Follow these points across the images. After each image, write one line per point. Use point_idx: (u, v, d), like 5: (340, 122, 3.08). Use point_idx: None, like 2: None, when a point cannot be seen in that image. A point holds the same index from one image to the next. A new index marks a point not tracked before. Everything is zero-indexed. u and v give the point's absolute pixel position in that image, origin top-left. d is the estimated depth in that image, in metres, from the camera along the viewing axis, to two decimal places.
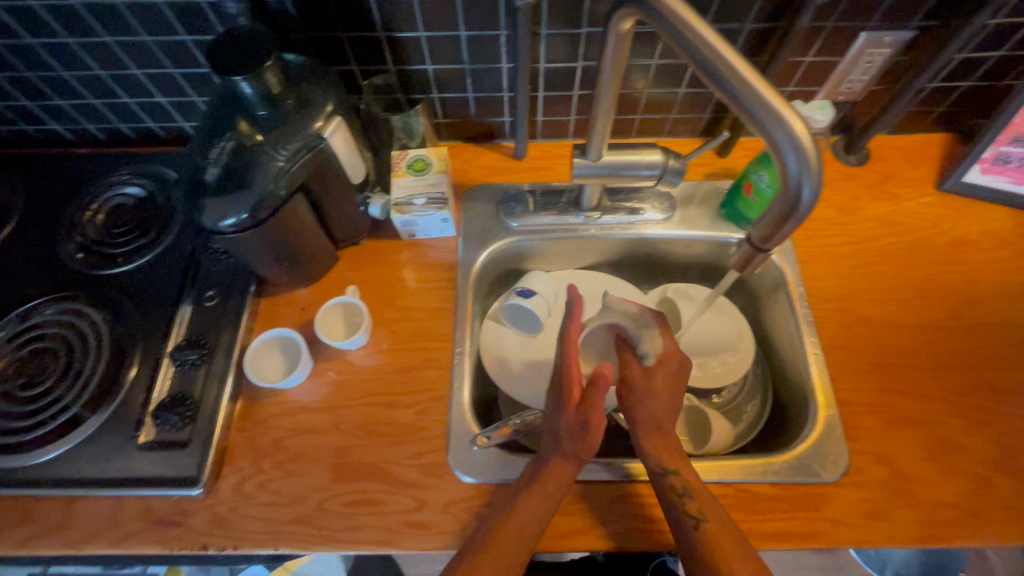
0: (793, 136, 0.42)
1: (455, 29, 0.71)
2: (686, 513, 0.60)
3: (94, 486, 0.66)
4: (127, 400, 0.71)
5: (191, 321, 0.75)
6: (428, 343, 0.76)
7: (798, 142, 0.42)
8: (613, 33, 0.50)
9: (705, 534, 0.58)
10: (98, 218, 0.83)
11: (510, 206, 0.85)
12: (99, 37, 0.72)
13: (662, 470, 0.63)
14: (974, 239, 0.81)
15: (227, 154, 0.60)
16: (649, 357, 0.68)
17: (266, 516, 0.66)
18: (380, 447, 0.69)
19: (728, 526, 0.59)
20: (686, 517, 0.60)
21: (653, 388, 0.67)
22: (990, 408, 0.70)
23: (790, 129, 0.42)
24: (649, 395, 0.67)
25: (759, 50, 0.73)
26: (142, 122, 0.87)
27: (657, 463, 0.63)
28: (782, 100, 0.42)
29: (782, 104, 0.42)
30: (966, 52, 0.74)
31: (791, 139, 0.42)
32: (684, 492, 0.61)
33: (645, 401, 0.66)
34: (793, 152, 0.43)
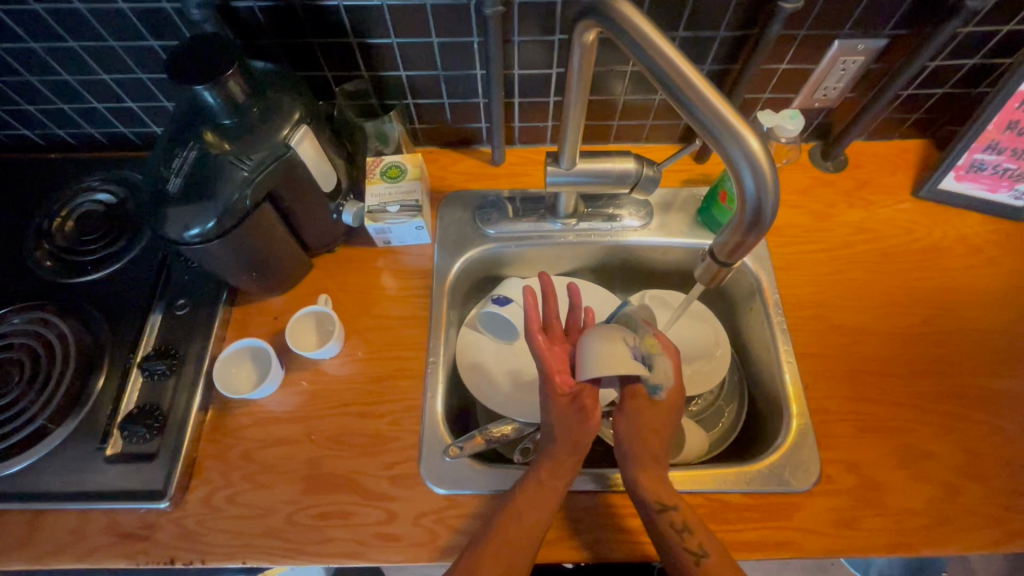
0: (750, 155, 0.42)
1: (427, 35, 0.70)
2: (685, 549, 0.59)
3: (60, 500, 0.65)
4: (95, 411, 0.70)
5: (161, 330, 0.74)
6: (401, 352, 0.76)
7: (754, 160, 0.42)
8: (578, 44, 0.51)
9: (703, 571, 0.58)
10: (69, 225, 0.82)
11: (487, 212, 0.84)
12: (64, 42, 0.71)
13: (661, 505, 0.61)
14: (948, 246, 0.81)
15: (189, 164, 0.59)
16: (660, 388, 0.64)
17: (235, 529, 0.65)
18: (352, 457, 0.69)
19: (724, 559, 0.59)
20: (686, 552, 0.59)
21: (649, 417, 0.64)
22: (962, 415, 0.70)
23: (748, 147, 0.42)
24: (644, 423, 0.64)
25: (733, 57, 0.73)
26: (113, 127, 0.85)
27: (654, 498, 0.62)
28: (740, 119, 0.42)
29: (740, 122, 0.42)
30: (939, 60, 0.74)
31: (748, 157, 0.42)
32: (685, 528, 0.60)
33: (636, 423, 0.64)
34: (751, 170, 0.43)
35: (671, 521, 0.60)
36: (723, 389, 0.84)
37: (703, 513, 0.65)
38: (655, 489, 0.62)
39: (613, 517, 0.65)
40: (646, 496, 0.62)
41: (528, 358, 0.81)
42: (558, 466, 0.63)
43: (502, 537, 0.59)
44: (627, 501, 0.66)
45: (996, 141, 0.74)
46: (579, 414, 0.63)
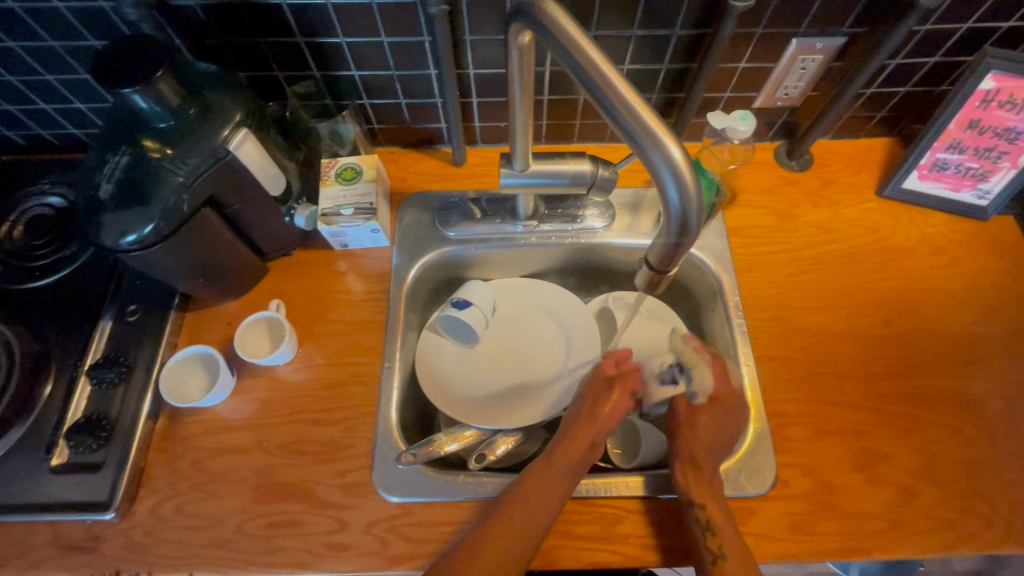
0: (671, 163, 0.41)
1: (376, 35, 0.69)
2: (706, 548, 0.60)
3: (3, 512, 0.64)
4: (41, 421, 0.68)
5: (110, 337, 0.73)
6: (356, 357, 0.74)
7: (676, 171, 0.41)
8: (514, 46, 0.50)
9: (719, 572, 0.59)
10: (17, 230, 0.80)
11: (448, 214, 0.83)
12: (2, 42, 0.69)
13: (690, 499, 0.62)
14: (911, 246, 0.80)
15: (121, 170, 0.58)
16: (699, 395, 0.70)
17: (184, 540, 0.64)
18: (304, 465, 0.68)
19: (740, 563, 0.59)
20: (707, 551, 0.60)
21: (699, 421, 0.68)
22: (919, 417, 0.70)
23: (669, 156, 0.41)
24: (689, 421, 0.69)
25: (692, 56, 0.72)
26: (63, 128, 0.83)
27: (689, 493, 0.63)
28: (662, 125, 0.41)
29: (661, 129, 0.41)
30: (900, 58, 0.73)
31: (669, 165, 0.41)
32: (709, 527, 0.60)
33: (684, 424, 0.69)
34: (673, 179, 0.42)
35: (697, 519, 0.61)
36: None
37: (657, 518, 0.65)
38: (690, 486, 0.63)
39: (571, 522, 0.64)
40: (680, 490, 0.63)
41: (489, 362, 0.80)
42: (592, 429, 0.68)
43: (516, 514, 0.60)
44: (582, 507, 0.65)
45: (958, 140, 0.74)
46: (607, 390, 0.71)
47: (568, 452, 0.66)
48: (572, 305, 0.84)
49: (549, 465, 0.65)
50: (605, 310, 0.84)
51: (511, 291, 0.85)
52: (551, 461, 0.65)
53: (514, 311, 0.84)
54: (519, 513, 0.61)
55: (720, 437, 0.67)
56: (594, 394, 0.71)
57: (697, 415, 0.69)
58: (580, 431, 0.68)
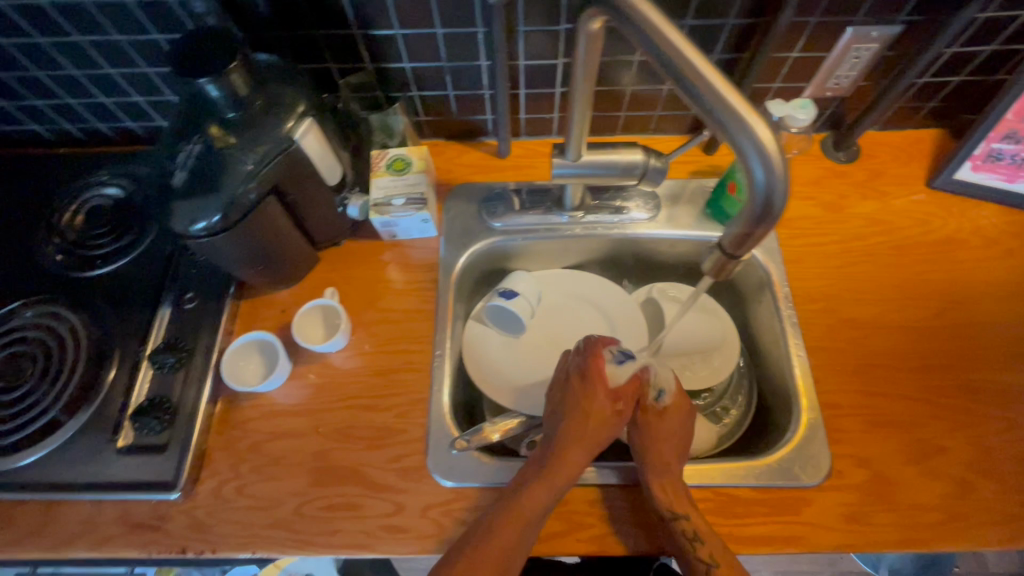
0: (758, 143, 0.41)
1: (431, 26, 0.70)
2: (697, 558, 0.59)
3: (73, 490, 0.66)
4: (106, 403, 0.70)
5: (170, 323, 0.75)
6: (407, 345, 0.76)
7: (764, 150, 0.41)
8: (583, 33, 0.50)
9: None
10: (78, 220, 0.82)
11: (493, 205, 0.83)
12: (70, 37, 0.71)
13: (673, 512, 0.61)
14: (963, 238, 0.79)
15: (193, 158, 0.59)
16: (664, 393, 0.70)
17: (245, 520, 0.66)
18: (359, 450, 0.69)
19: (732, 566, 0.59)
20: (697, 560, 0.59)
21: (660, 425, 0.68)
22: (975, 410, 0.69)
23: (757, 136, 0.41)
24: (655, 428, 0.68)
25: (743, 46, 0.72)
26: (120, 121, 0.86)
27: (669, 504, 0.61)
28: (748, 106, 0.41)
29: (748, 109, 0.41)
30: (956, 47, 0.72)
31: (756, 146, 0.41)
32: (696, 537, 0.60)
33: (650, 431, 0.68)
34: (760, 160, 0.42)
35: (682, 530, 0.60)
36: (729, 384, 0.84)
37: (710, 507, 0.65)
38: (670, 498, 0.62)
39: (621, 508, 0.65)
40: (658, 501, 0.62)
41: (534, 351, 0.81)
42: (576, 452, 0.64)
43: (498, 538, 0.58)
44: (633, 495, 0.66)
45: (1015, 129, 0.73)
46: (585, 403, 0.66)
47: (552, 477, 0.62)
48: (617, 297, 0.84)
49: (536, 491, 0.61)
50: (652, 300, 0.84)
51: (555, 282, 0.86)
52: (538, 486, 0.61)
53: (559, 301, 0.85)
54: (512, 532, 0.59)
55: (681, 443, 0.67)
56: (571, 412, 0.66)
57: (660, 420, 0.69)
58: (565, 454, 0.63)
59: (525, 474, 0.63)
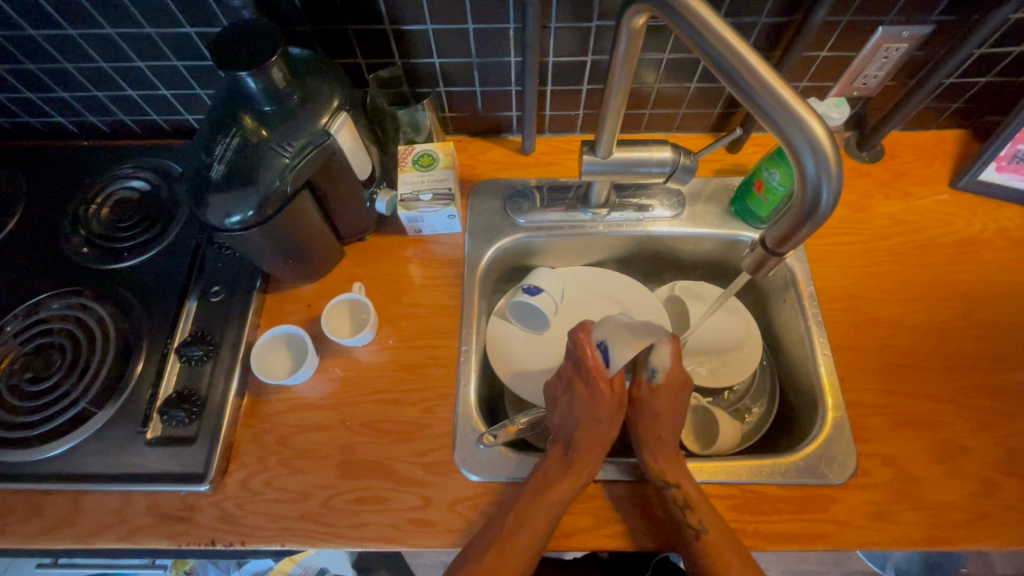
0: (814, 142, 0.41)
1: (463, 23, 0.70)
2: (686, 524, 0.61)
3: (103, 481, 0.66)
4: (135, 395, 0.71)
5: (197, 316, 0.75)
6: (433, 340, 0.76)
7: (817, 144, 0.41)
8: (626, 29, 0.50)
9: (703, 546, 0.60)
10: (103, 212, 0.83)
11: (517, 201, 0.84)
12: (101, 29, 0.71)
13: (662, 482, 0.64)
14: (987, 239, 0.80)
15: (232, 151, 0.59)
16: (658, 373, 0.68)
17: (273, 513, 0.66)
18: (385, 444, 0.69)
19: (724, 537, 0.60)
20: (687, 526, 0.61)
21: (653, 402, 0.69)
22: (1000, 410, 0.69)
23: (813, 135, 0.41)
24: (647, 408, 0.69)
25: (773, 44, 0.72)
26: (146, 115, 0.86)
27: (661, 476, 0.64)
28: (802, 102, 0.41)
29: (803, 107, 0.41)
30: (986, 48, 0.72)
31: (812, 145, 0.42)
32: (686, 504, 0.62)
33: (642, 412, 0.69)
34: (814, 159, 0.42)
35: (672, 498, 0.62)
36: (753, 382, 0.84)
37: (736, 504, 0.65)
38: (662, 470, 0.64)
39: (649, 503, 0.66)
40: (650, 471, 0.65)
41: (558, 348, 0.81)
42: (591, 456, 0.65)
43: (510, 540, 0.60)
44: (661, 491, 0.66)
45: None
46: (575, 396, 0.67)
47: (570, 482, 0.63)
48: (640, 294, 0.84)
49: (553, 495, 0.62)
50: (674, 298, 0.84)
51: (577, 279, 0.86)
52: (556, 491, 0.62)
53: (581, 298, 0.85)
54: (529, 534, 0.60)
55: (675, 421, 0.68)
56: (566, 405, 0.68)
57: (656, 399, 0.68)
58: (581, 458, 0.65)
59: (540, 480, 0.63)
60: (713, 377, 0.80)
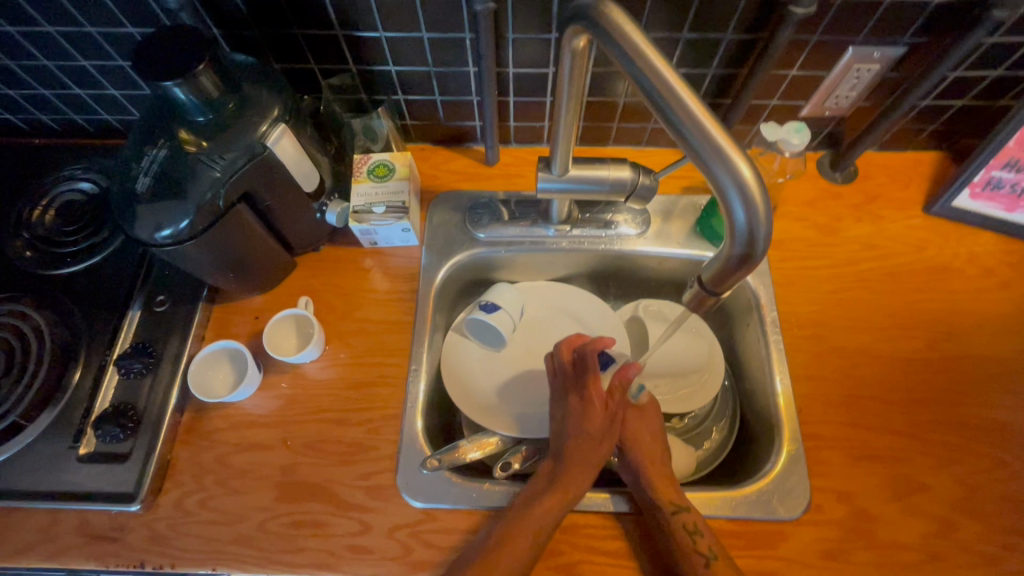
0: (741, 183, 0.41)
1: (417, 31, 0.67)
2: (694, 551, 0.59)
3: (31, 498, 0.64)
4: (69, 407, 0.68)
5: (139, 326, 0.73)
6: (383, 358, 0.74)
7: (744, 188, 0.41)
8: (567, 50, 0.48)
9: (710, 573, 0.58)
10: (49, 215, 0.80)
11: (478, 215, 0.81)
12: (41, 27, 0.68)
13: (671, 508, 0.61)
14: (958, 267, 0.77)
15: (158, 163, 0.57)
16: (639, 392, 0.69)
17: (206, 535, 0.64)
18: (327, 466, 0.67)
19: (729, 564, 0.58)
20: (696, 554, 0.59)
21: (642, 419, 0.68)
22: (960, 446, 0.67)
23: (739, 176, 0.41)
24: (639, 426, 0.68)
25: (740, 61, 0.69)
26: (97, 114, 0.83)
27: (667, 501, 0.62)
28: (732, 143, 0.41)
29: (731, 148, 0.41)
30: (961, 70, 0.70)
31: (738, 185, 0.41)
32: (695, 530, 0.60)
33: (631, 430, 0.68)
34: (741, 199, 0.41)
35: (682, 524, 0.60)
36: (714, 406, 0.82)
37: None
38: (667, 493, 0.62)
39: (598, 536, 0.63)
40: (656, 497, 0.62)
41: (515, 367, 0.79)
42: (582, 473, 0.63)
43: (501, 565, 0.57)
44: (609, 522, 0.64)
45: (1016, 158, 0.70)
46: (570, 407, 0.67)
47: (558, 499, 0.61)
48: (602, 313, 0.82)
49: (545, 508, 0.60)
50: (636, 318, 0.82)
51: (539, 296, 0.84)
52: (550, 503, 0.61)
53: (541, 314, 0.83)
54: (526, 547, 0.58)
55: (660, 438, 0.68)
56: (563, 416, 0.67)
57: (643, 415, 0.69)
58: (570, 477, 0.63)
59: (532, 494, 0.62)
60: (676, 402, 0.77)
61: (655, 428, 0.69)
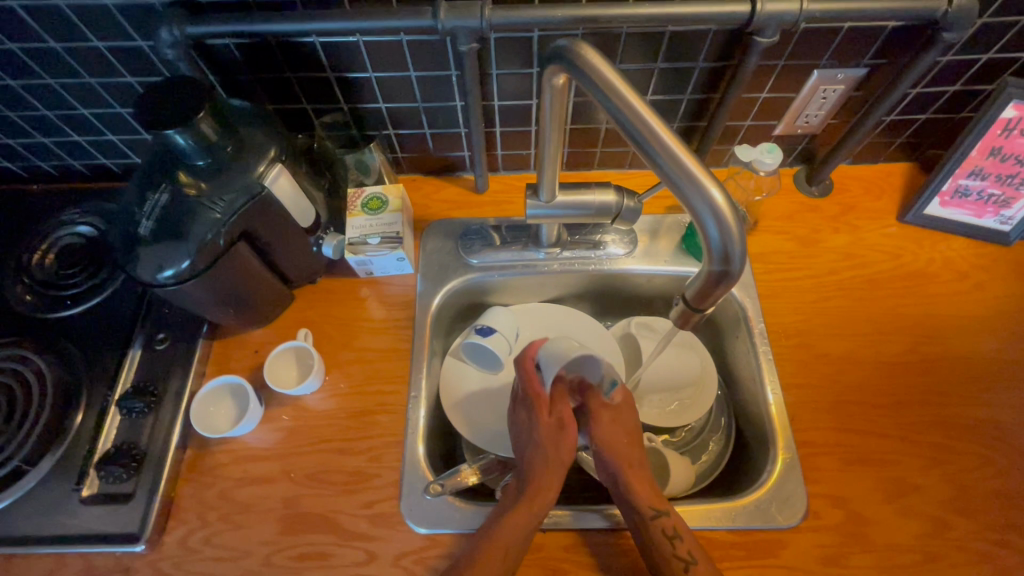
0: (714, 207, 0.43)
1: (405, 70, 0.71)
2: (676, 556, 0.59)
3: (34, 543, 0.64)
4: (71, 449, 0.69)
5: (140, 365, 0.74)
6: (382, 386, 0.75)
7: (717, 212, 0.43)
8: (547, 87, 0.51)
9: None
10: (49, 259, 0.81)
11: (470, 241, 0.83)
12: (41, 79, 0.71)
13: (651, 513, 0.62)
14: (934, 272, 0.80)
15: (161, 207, 0.59)
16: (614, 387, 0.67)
17: (211, 572, 0.64)
18: (330, 496, 0.68)
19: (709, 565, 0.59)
20: (677, 559, 0.59)
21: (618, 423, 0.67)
22: (948, 446, 0.69)
23: (712, 200, 0.43)
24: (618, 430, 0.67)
25: (712, 87, 0.73)
26: (94, 159, 0.85)
27: (646, 506, 0.62)
28: (703, 170, 0.43)
29: (703, 175, 0.43)
30: (920, 87, 0.74)
31: (711, 209, 0.43)
32: (675, 534, 0.60)
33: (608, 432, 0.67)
34: (715, 222, 0.44)
35: (661, 528, 0.61)
36: (709, 417, 0.83)
37: None
38: (647, 498, 0.63)
39: (588, 551, 0.64)
40: (636, 502, 0.63)
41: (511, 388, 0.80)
42: (546, 486, 0.63)
43: None
44: (611, 540, 0.65)
45: (980, 167, 0.73)
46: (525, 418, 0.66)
47: (525, 515, 0.61)
48: (596, 332, 0.84)
49: (509, 524, 0.61)
50: (628, 335, 0.84)
51: (533, 317, 0.86)
52: (513, 518, 0.61)
53: (536, 335, 0.84)
54: (496, 563, 0.58)
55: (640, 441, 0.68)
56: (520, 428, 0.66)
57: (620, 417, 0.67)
58: (535, 488, 0.63)
59: (502, 511, 0.62)
60: (672, 415, 0.79)
61: (631, 426, 0.68)
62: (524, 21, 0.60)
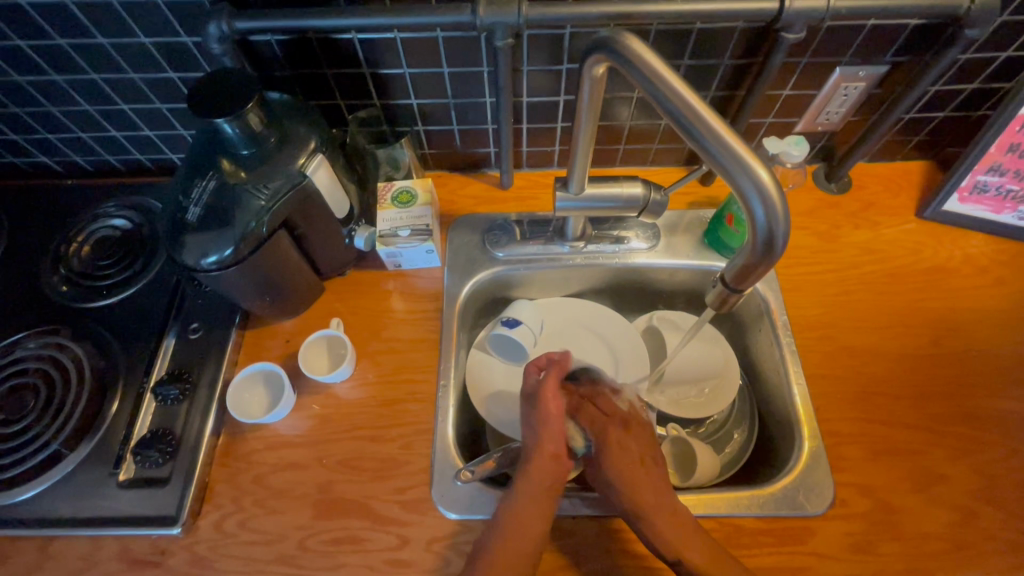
0: (760, 186, 0.45)
1: (438, 67, 0.73)
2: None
3: (73, 526, 0.65)
4: (108, 435, 0.70)
5: (175, 353, 0.75)
6: (412, 376, 0.76)
7: (764, 191, 0.45)
8: (587, 77, 0.53)
9: None
10: (84, 250, 0.83)
11: (496, 235, 0.85)
12: (86, 74, 0.73)
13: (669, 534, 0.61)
14: (954, 267, 0.81)
15: (208, 194, 0.61)
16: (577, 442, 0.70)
17: (246, 555, 0.65)
18: (362, 482, 0.69)
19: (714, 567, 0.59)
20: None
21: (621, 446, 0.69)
22: (973, 437, 0.70)
23: (759, 179, 0.45)
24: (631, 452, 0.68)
25: (737, 83, 0.75)
26: (131, 155, 0.87)
27: (665, 526, 0.61)
28: (748, 151, 0.45)
29: (750, 156, 0.45)
30: (939, 85, 0.76)
31: (759, 189, 0.45)
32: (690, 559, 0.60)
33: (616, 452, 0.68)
34: (760, 201, 0.45)
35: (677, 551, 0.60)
36: (733, 411, 0.85)
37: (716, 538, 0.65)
38: (661, 518, 0.62)
39: (618, 538, 0.65)
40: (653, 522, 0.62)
41: None
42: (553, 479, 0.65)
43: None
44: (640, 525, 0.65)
45: (999, 163, 0.75)
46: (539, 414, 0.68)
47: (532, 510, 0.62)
48: (620, 326, 0.85)
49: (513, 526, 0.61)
50: (652, 328, 0.86)
51: (557, 310, 0.87)
52: (520, 522, 0.61)
53: (560, 328, 0.85)
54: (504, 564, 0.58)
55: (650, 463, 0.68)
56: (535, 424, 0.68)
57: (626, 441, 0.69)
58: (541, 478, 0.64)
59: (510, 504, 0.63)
60: (695, 407, 0.80)
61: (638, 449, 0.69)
62: (560, 16, 0.62)
